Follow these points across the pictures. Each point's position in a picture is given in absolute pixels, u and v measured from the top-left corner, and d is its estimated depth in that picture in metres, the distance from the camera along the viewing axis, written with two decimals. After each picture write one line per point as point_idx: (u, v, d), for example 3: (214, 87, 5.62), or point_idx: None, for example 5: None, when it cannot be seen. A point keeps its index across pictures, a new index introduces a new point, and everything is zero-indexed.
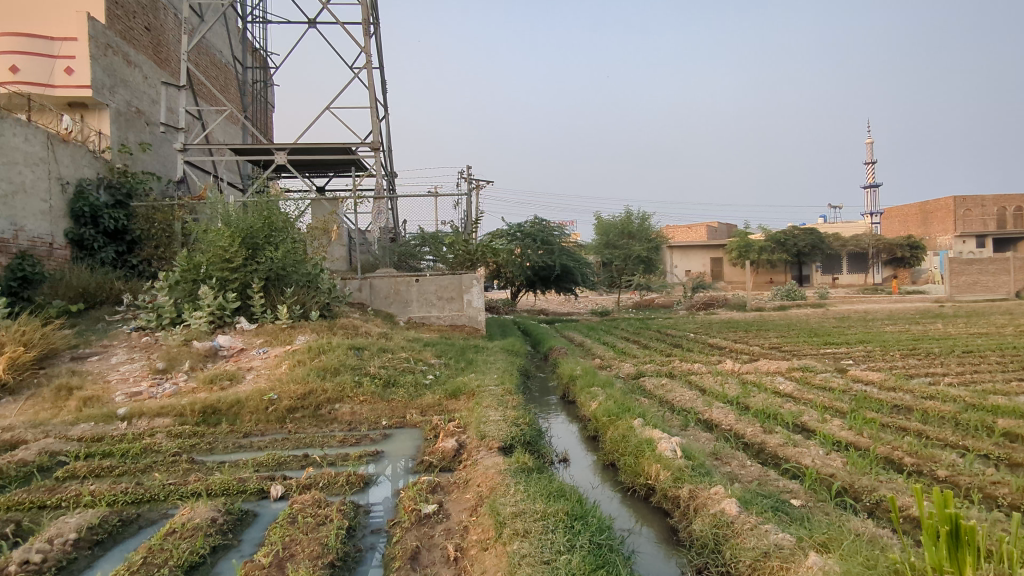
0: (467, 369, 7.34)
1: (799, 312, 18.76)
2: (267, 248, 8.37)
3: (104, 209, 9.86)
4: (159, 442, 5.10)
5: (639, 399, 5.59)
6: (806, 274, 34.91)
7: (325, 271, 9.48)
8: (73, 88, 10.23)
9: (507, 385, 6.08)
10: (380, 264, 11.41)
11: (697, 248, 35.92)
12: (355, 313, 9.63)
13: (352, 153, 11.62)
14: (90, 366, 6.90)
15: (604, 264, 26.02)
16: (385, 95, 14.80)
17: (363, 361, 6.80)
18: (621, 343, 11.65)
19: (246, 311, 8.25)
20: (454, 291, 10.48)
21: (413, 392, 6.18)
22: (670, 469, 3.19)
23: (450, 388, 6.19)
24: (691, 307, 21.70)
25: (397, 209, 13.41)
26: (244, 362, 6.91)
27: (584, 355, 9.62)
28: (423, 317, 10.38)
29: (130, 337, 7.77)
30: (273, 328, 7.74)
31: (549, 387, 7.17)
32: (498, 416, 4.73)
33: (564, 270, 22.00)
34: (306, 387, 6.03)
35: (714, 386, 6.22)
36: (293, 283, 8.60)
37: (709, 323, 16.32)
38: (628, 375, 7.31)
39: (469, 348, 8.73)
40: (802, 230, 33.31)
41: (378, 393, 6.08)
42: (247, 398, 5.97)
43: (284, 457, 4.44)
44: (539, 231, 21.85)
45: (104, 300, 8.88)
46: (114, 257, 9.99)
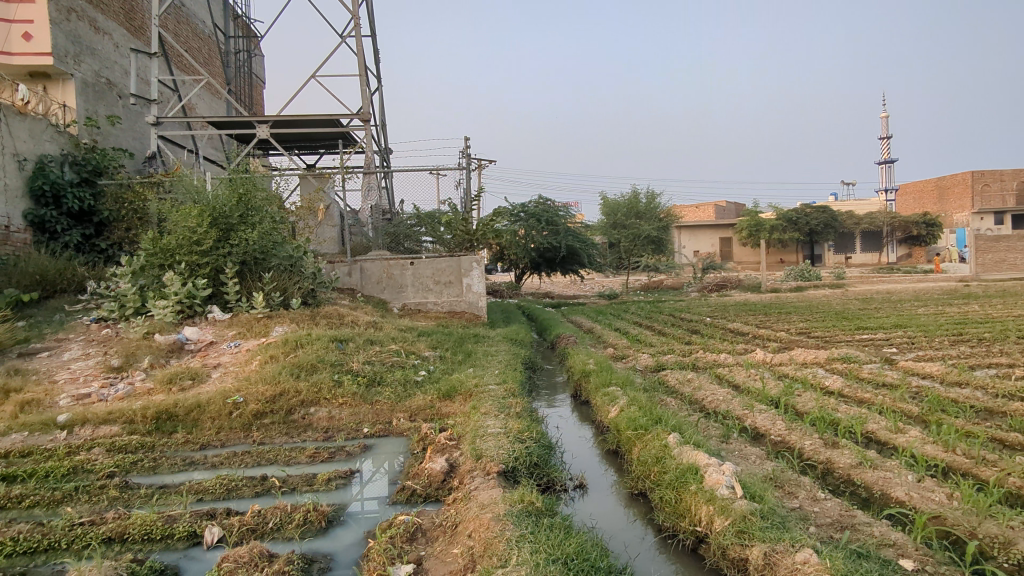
0: (465, 363, 6.50)
1: (817, 292, 17.85)
2: (241, 228, 7.52)
3: (68, 188, 9.07)
4: (96, 457, 4.30)
5: (665, 401, 4.74)
6: (818, 254, 33.86)
7: (309, 254, 8.63)
8: (33, 56, 9.41)
9: (510, 384, 5.23)
10: (372, 246, 10.55)
11: (705, 228, 34.94)
12: (344, 300, 8.79)
13: (340, 126, 10.69)
14: (37, 364, 6.12)
15: (611, 245, 25.11)
16: (377, 64, 13.83)
17: (346, 355, 5.97)
18: (633, 329, 10.79)
19: (219, 300, 7.39)
20: (452, 274, 9.62)
21: (402, 392, 5.34)
22: (731, 516, 2.35)
23: (443, 386, 5.34)
24: (703, 289, 20.79)
25: (392, 187, 12.50)
26: (210, 358, 6.09)
27: (595, 343, 8.79)
28: (419, 303, 9.54)
29: (88, 329, 6.98)
30: (247, 318, 6.90)
31: (558, 384, 6.32)
32: (500, 425, 3.88)
33: (569, 252, 21.10)
34: (277, 387, 5.19)
35: (750, 382, 5.37)
36: (272, 268, 7.76)
37: (725, 305, 15.43)
38: (647, 368, 6.44)
39: (469, 338, 7.88)
40: (814, 208, 32.28)
41: (361, 393, 5.24)
42: (208, 401, 5.15)
43: (235, 481, 3.60)
44: (544, 211, 20.91)
45: (65, 289, 8.09)
46: (79, 240, 9.18)
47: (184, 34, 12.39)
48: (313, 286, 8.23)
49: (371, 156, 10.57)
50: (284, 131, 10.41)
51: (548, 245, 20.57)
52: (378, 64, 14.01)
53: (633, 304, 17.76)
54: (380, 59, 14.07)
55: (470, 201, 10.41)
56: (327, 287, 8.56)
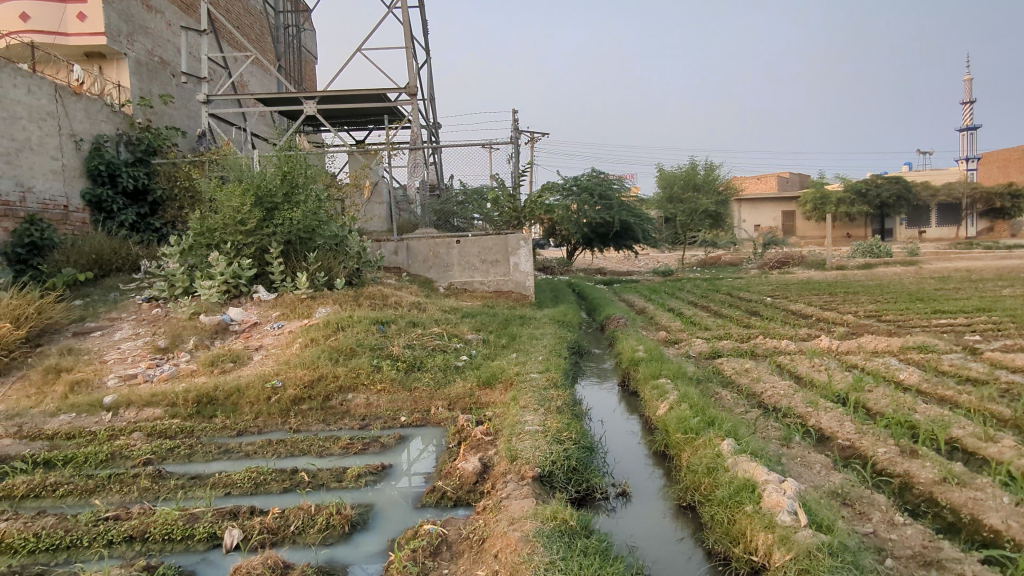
0: (509, 347, 6.26)
1: (888, 270, 16.81)
2: (285, 207, 7.44)
3: (123, 167, 9.25)
4: (135, 441, 4.30)
5: (719, 395, 4.40)
6: (888, 228, 32.08)
7: (354, 232, 8.53)
8: (87, 36, 9.56)
9: (553, 373, 4.97)
10: (419, 224, 10.39)
11: (767, 201, 33.57)
12: (389, 280, 8.68)
13: (387, 101, 10.51)
14: (89, 344, 6.24)
15: (667, 220, 24.35)
16: (425, 35, 13.54)
17: (387, 338, 5.82)
18: (688, 309, 10.33)
19: (264, 280, 7.37)
20: (499, 253, 9.38)
21: (442, 378, 5.15)
22: (794, 551, 2.04)
23: (483, 373, 5.13)
24: (763, 266, 19.92)
25: (440, 162, 12.29)
26: (253, 339, 6.07)
27: (646, 326, 8.42)
28: (466, 282, 9.36)
29: (139, 308, 7.09)
30: (291, 299, 6.84)
31: (606, 370, 6.02)
32: (538, 421, 3.63)
33: (622, 227, 20.55)
34: (314, 372, 5.09)
35: (814, 373, 4.95)
36: (317, 248, 7.69)
37: (787, 284, 14.68)
38: (702, 355, 6.06)
39: (514, 319, 7.65)
40: (886, 179, 30.47)
41: (399, 379, 5.08)
42: (248, 385, 5.10)
43: (264, 475, 3.48)
44: (597, 185, 20.37)
45: (120, 268, 8.26)
46: (135, 219, 9.37)
47: (234, 11, 12.41)
48: (358, 265, 8.12)
49: (417, 131, 10.36)
50: (331, 107, 10.30)
51: (601, 220, 20.07)
52: (426, 36, 13.73)
53: (689, 281, 17.16)
54: (428, 31, 13.78)
55: (518, 176, 10.10)
56: (373, 266, 8.44)
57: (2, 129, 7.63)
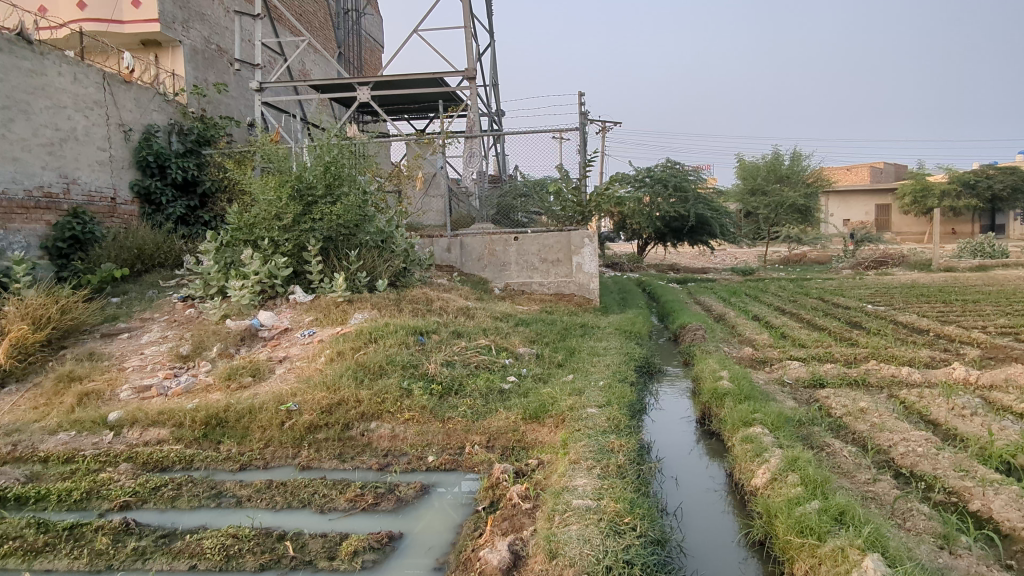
0: (566, 366, 5.38)
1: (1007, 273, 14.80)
2: (326, 201, 6.81)
3: (172, 158, 8.92)
4: (125, 474, 3.72)
5: (833, 452, 3.37)
6: (999, 224, 28.88)
7: (402, 228, 7.82)
8: (142, 22, 9.30)
9: (616, 407, 4.05)
10: (475, 219, 9.62)
11: (859, 194, 31.10)
12: (440, 281, 7.94)
13: (443, 85, 9.73)
14: (113, 348, 5.80)
15: (747, 214, 22.70)
16: (489, 18, 12.74)
17: (424, 354, 5.03)
18: (775, 317, 9.15)
19: (302, 281, 6.76)
20: (561, 252, 8.48)
21: (483, 406, 4.34)
22: None
23: (532, 402, 4.26)
24: (857, 266, 18.09)
25: (502, 153, 11.49)
26: (280, 350, 5.44)
27: (728, 338, 7.33)
28: (523, 284, 8.55)
29: (173, 308, 6.64)
30: (327, 302, 6.19)
31: (682, 399, 5.05)
32: (592, 490, 2.75)
33: (698, 221, 19.19)
34: (334, 395, 4.38)
35: (959, 421, 3.81)
36: (359, 246, 7.02)
37: (889, 287, 13.09)
38: (799, 386, 4.99)
39: (574, 329, 6.74)
40: (1000, 169, 27.44)
41: (431, 405, 4.28)
42: (262, 406, 4.45)
43: (241, 543, 2.77)
44: (671, 176, 19.05)
45: (163, 263, 7.90)
46: (183, 212, 9.04)
47: None
48: (404, 265, 7.42)
49: (475, 118, 9.57)
50: (385, 94, 9.63)
51: (675, 214, 18.77)
52: (489, 18, 12.89)
53: (771, 282, 15.70)
54: (492, 13, 12.95)
55: (585, 167, 9.15)
56: (420, 265, 7.72)
57: (46, 118, 7.36)
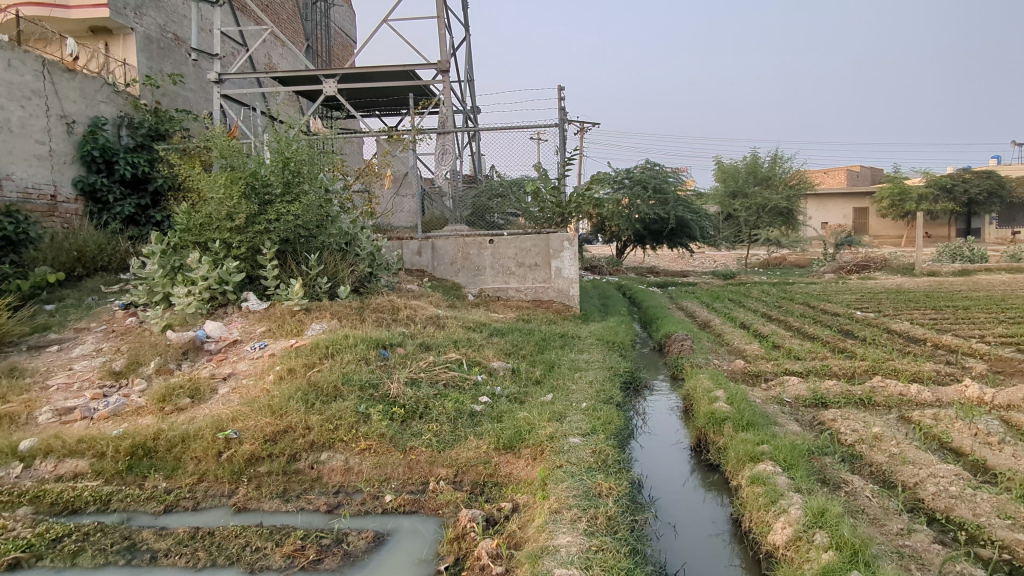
0: (544, 383, 4.89)
1: (989, 278, 14.77)
2: (283, 201, 6.23)
3: (120, 152, 8.25)
4: (25, 522, 3.14)
5: (853, 494, 2.98)
6: (974, 228, 29.32)
7: (368, 230, 7.28)
8: (90, 7, 8.63)
9: (602, 437, 3.57)
10: (449, 220, 9.09)
11: (836, 197, 31.26)
12: (409, 286, 7.42)
13: (415, 78, 9.20)
14: (40, 362, 5.16)
15: (727, 216, 22.50)
16: (464, 11, 12.25)
17: (386, 370, 4.52)
18: (764, 325, 8.83)
19: (257, 286, 6.18)
20: (539, 255, 7.99)
21: (451, 432, 3.84)
22: None
23: (506, 429, 3.77)
24: (838, 269, 17.95)
25: (476, 152, 10.99)
26: (226, 365, 4.85)
27: (716, 349, 6.93)
28: (499, 289, 8.06)
29: (112, 317, 6.00)
30: (281, 311, 5.62)
31: (672, 420, 4.59)
32: (578, 555, 2.28)
33: (678, 224, 18.89)
34: (280, 421, 3.83)
35: (988, 452, 3.47)
36: (320, 249, 6.46)
37: (874, 292, 12.91)
38: (801, 408, 4.62)
39: (553, 339, 6.27)
40: (975, 174, 27.69)
41: (391, 433, 3.75)
42: (198, 433, 3.87)
43: None
44: (651, 178, 18.74)
45: (106, 266, 7.25)
46: (133, 211, 8.37)
47: None
48: (369, 269, 6.89)
49: (447, 115, 9.05)
50: (353, 87, 9.06)
51: (655, 216, 18.43)
52: (464, 12, 12.38)
53: (754, 286, 15.44)
54: (466, 6, 12.46)
55: (565, 167, 8.68)
56: (387, 270, 7.18)
57: None
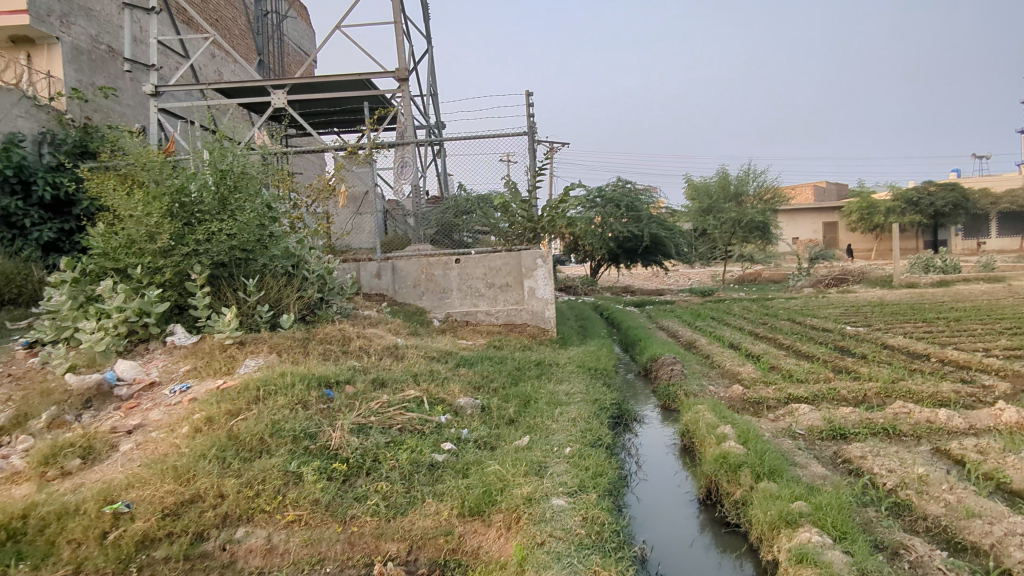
0: (518, 424, 4.14)
1: (971, 289, 14.58)
2: (214, 220, 5.40)
3: (39, 173, 7.33)
4: None
5: (923, 567, 2.32)
6: (942, 240, 29.82)
7: (317, 251, 6.51)
8: (5, 15, 7.75)
9: (594, 498, 2.84)
10: (411, 239, 8.35)
11: (805, 213, 31.43)
12: (367, 312, 6.65)
13: (371, 88, 8.53)
14: None
15: (700, 233, 22.20)
16: (425, 24, 11.70)
17: (329, 415, 3.74)
18: (754, 343, 8.28)
19: (185, 318, 5.32)
20: (510, 274, 7.30)
21: (407, 492, 3.08)
22: None
23: (473, 487, 3.02)
24: (817, 283, 17.65)
25: (441, 169, 10.33)
26: (134, 415, 3.96)
27: (708, 373, 6.29)
28: (467, 313, 7.33)
29: (10, 358, 5.06)
30: (211, 346, 4.77)
31: (670, 465, 3.88)
32: None
33: (653, 241, 18.40)
34: (184, 488, 2.93)
35: None
36: (259, 274, 5.66)
37: (858, 306, 12.55)
38: (818, 442, 3.97)
39: (528, 368, 5.54)
40: (939, 186, 28.05)
41: (327, 498, 2.94)
42: (80, 506, 2.88)
43: None
44: (623, 196, 18.32)
45: (15, 299, 6.31)
46: (55, 236, 7.42)
47: None
48: (319, 295, 6.11)
49: (406, 126, 8.36)
50: (304, 98, 8.34)
51: (629, 234, 17.96)
52: (426, 23, 11.82)
53: (735, 302, 14.96)
54: (427, 18, 11.91)
55: (535, 179, 8.05)
56: (340, 294, 6.39)
57: None
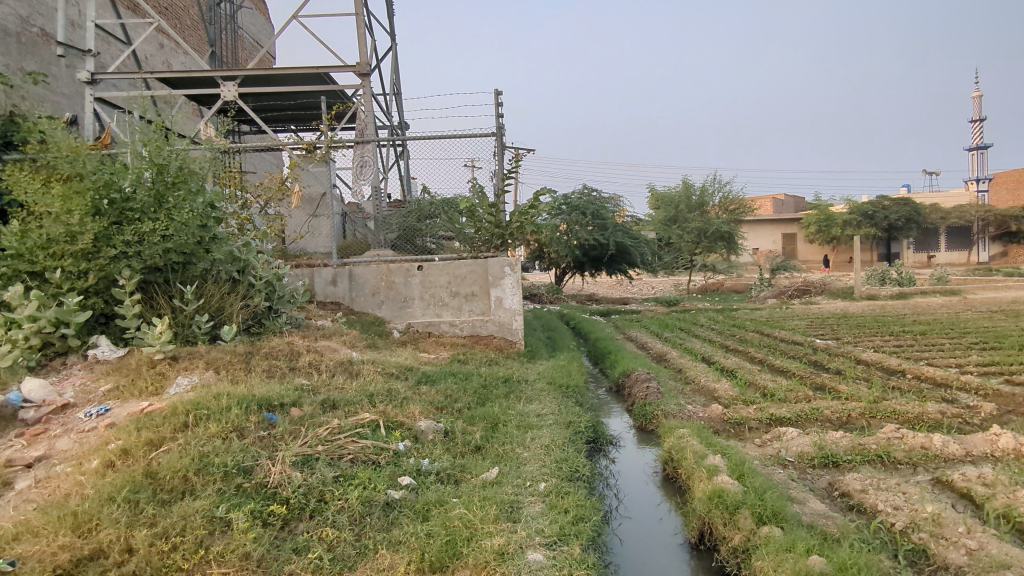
0: (486, 451, 3.72)
1: (929, 301, 14.74)
2: (148, 219, 4.82)
3: None
4: None
5: None
6: (895, 253, 30.58)
7: (265, 255, 5.98)
8: None
9: (577, 557, 2.46)
10: (370, 244, 7.86)
11: (764, 224, 31.85)
12: (320, 322, 6.15)
13: (330, 82, 8.03)
14: None
15: (664, 242, 22.14)
16: (388, 21, 11.23)
17: (269, 446, 3.26)
18: (726, 357, 8.04)
19: (112, 328, 4.74)
20: (475, 283, 6.88)
21: (358, 542, 2.63)
22: None
23: (436, 536, 2.59)
24: (779, 295, 17.70)
25: (404, 172, 9.87)
26: (39, 444, 3.38)
27: (683, 390, 5.99)
28: (429, 324, 6.89)
29: None
30: (138, 362, 4.20)
31: (652, 500, 3.51)
32: None
33: (619, 250, 18.19)
34: (83, 542, 2.39)
35: None
36: (198, 280, 5.12)
37: (824, 318, 12.51)
38: (811, 473, 3.66)
39: (495, 385, 5.14)
40: (893, 201, 28.73)
41: (260, 552, 2.46)
42: None
43: None
44: (588, 204, 18.10)
45: None
46: None
47: None
48: (267, 303, 5.59)
49: (367, 124, 7.89)
50: (256, 91, 7.79)
51: (594, 242, 17.72)
52: (389, 20, 11.34)
53: (701, 313, 14.81)
54: (391, 14, 11.44)
55: (503, 183, 7.66)
56: (291, 303, 5.87)
57: None
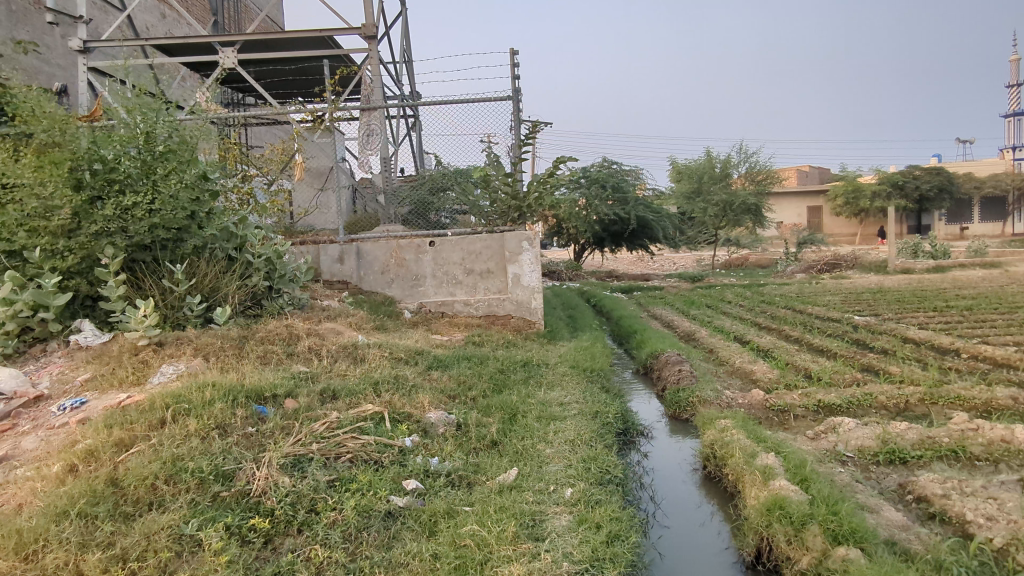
0: (503, 448, 3.30)
1: (969, 275, 14.01)
2: (132, 193, 4.39)
3: None
4: None
5: None
6: (925, 225, 29.54)
7: (265, 232, 5.56)
8: None
9: None
10: (380, 220, 7.43)
11: (789, 197, 30.91)
12: (326, 303, 5.75)
13: (334, 46, 7.54)
14: None
15: (686, 217, 21.47)
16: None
17: (258, 445, 2.85)
18: (759, 335, 7.53)
19: (97, 312, 4.35)
20: (491, 259, 6.42)
21: (354, 563, 2.21)
22: None
23: (446, 561, 2.17)
24: (808, 269, 17.02)
25: (416, 144, 9.40)
26: (5, 442, 3.01)
27: (718, 373, 5.51)
28: (441, 303, 6.46)
29: None
30: (122, 348, 3.81)
31: (696, 506, 3.06)
32: None
33: (640, 224, 17.59)
34: (25, 568, 1.99)
35: None
36: (190, 259, 4.71)
37: (858, 293, 11.87)
38: (875, 472, 3.20)
39: (513, 370, 4.70)
40: (925, 170, 27.63)
41: None
42: None
43: None
44: (608, 176, 17.44)
45: None
46: None
47: None
48: (267, 283, 5.18)
49: (374, 91, 7.40)
50: (257, 57, 7.33)
51: (615, 217, 17.12)
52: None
53: (727, 289, 14.25)
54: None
55: (520, 151, 7.15)
56: (295, 283, 5.43)
57: None
